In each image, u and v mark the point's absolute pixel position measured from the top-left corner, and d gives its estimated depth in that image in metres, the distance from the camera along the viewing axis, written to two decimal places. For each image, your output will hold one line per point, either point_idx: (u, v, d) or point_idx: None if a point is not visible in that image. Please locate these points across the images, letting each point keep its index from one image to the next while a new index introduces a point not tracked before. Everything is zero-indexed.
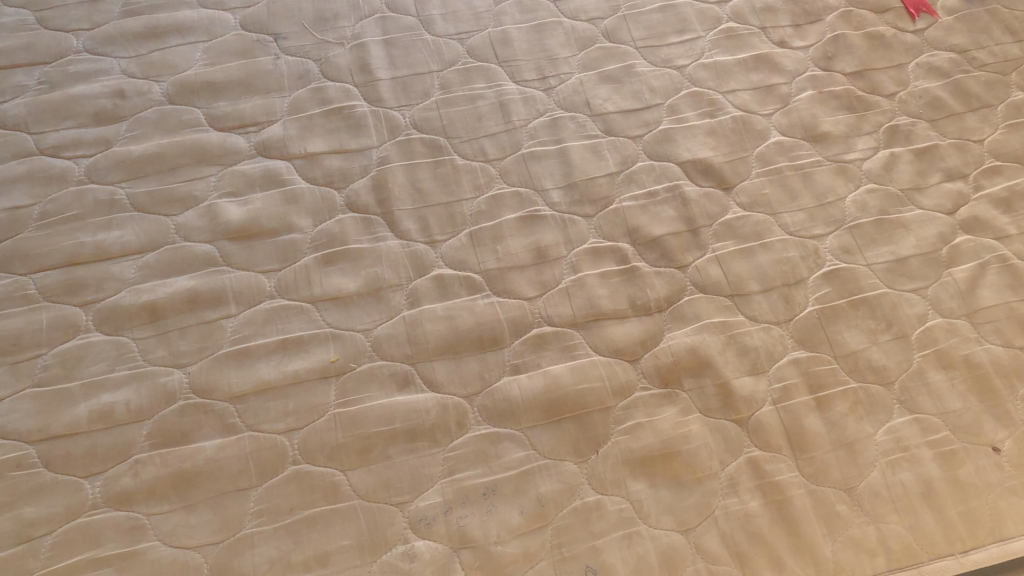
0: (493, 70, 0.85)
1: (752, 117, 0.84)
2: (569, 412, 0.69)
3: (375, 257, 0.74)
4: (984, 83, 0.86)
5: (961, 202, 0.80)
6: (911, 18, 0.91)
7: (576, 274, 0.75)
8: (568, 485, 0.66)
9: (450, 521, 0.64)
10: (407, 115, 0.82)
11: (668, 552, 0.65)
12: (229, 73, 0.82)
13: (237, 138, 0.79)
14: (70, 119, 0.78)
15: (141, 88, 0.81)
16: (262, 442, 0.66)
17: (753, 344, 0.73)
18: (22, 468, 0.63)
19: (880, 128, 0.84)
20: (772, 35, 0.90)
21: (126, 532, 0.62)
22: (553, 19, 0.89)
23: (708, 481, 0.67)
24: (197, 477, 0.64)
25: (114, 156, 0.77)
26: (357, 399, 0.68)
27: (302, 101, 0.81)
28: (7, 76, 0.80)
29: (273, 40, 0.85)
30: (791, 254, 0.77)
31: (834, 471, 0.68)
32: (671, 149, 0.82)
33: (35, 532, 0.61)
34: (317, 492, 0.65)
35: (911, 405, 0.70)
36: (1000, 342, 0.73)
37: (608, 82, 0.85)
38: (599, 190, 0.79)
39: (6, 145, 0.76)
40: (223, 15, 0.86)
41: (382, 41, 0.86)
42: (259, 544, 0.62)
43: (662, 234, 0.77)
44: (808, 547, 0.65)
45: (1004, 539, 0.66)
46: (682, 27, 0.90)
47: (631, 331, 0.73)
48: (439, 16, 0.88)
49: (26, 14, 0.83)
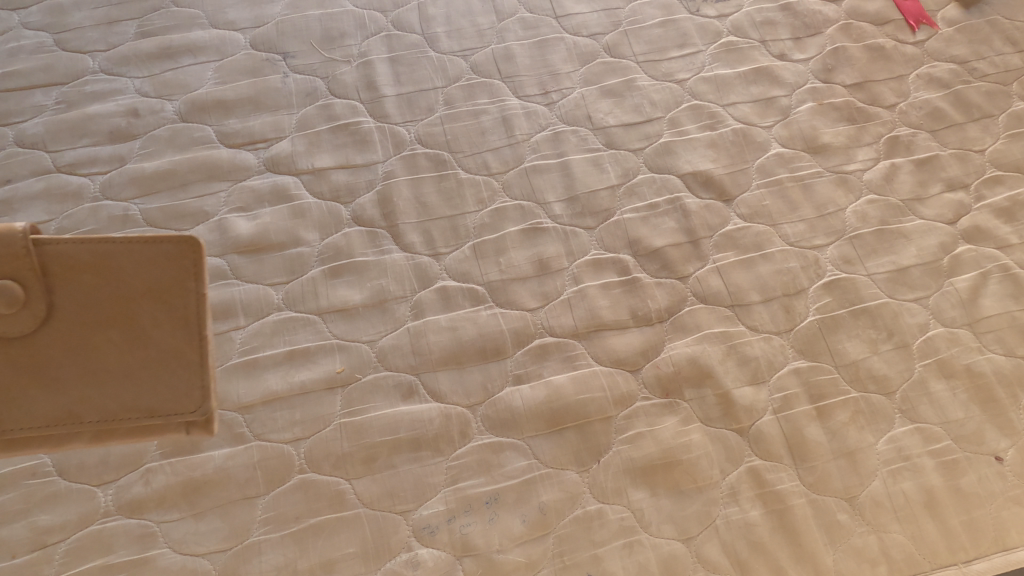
0: (496, 86, 0.87)
1: (752, 130, 0.85)
2: (570, 422, 0.70)
3: (381, 269, 0.76)
4: (985, 93, 0.87)
5: (961, 212, 0.80)
6: (911, 30, 0.92)
7: (577, 285, 0.76)
8: (570, 494, 0.67)
9: (453, 529, 0.65)
10: (412, 131, 0.83)
11: (669, 561, 0.65)
12: (240, 91, 0.84)
13: (247, 154, 0.81)
14: (86, 138, 0.81)
15: (154, 106, 0.83)
16: (270, 452, 0.67)
17: (753, 354, 0.73)
18: (37, 476, 0.65)
19: (880, 139, 0.85)
20: (772, 48, 0.91)
21: (138, 539, 0.63)
22: (555, 35, 0.90)
23: (709, 490, 0.68)
24: (206, 485, 0.66)
25: (129, 172, 0.79)
26: (362, 409, 0.69)
27: (310, 118, 0.83)
28: (26, 96, 0.82)
29: (282, 59, 0.87)
30: (791, 265, 0.77)
31: (835, 480, 0.68)
32: (672, 161, 0.83)
33: (49, 539, 0.63)
34: (322, 500, 0.66)
35: (913, 414, 0.71)
36: (1002, 352, 0.73)
37: (609, 96, 0.87)
38: (600, 203, 0.80)
39: (25, 163, 0.79)
40: (233, 35, 0.88)
41: (388, 58, 0.88)
42: (266, 551, 0.63)
43: (662, 245, 0.78)
44: (809, 556, 0.65)
45: (1007, 549, 0.66)
46: (683, 41, 0.91)
47: (632, 342, 0.74)
48: (443, 34, 0.90)
49: (45, 36, 0.86)
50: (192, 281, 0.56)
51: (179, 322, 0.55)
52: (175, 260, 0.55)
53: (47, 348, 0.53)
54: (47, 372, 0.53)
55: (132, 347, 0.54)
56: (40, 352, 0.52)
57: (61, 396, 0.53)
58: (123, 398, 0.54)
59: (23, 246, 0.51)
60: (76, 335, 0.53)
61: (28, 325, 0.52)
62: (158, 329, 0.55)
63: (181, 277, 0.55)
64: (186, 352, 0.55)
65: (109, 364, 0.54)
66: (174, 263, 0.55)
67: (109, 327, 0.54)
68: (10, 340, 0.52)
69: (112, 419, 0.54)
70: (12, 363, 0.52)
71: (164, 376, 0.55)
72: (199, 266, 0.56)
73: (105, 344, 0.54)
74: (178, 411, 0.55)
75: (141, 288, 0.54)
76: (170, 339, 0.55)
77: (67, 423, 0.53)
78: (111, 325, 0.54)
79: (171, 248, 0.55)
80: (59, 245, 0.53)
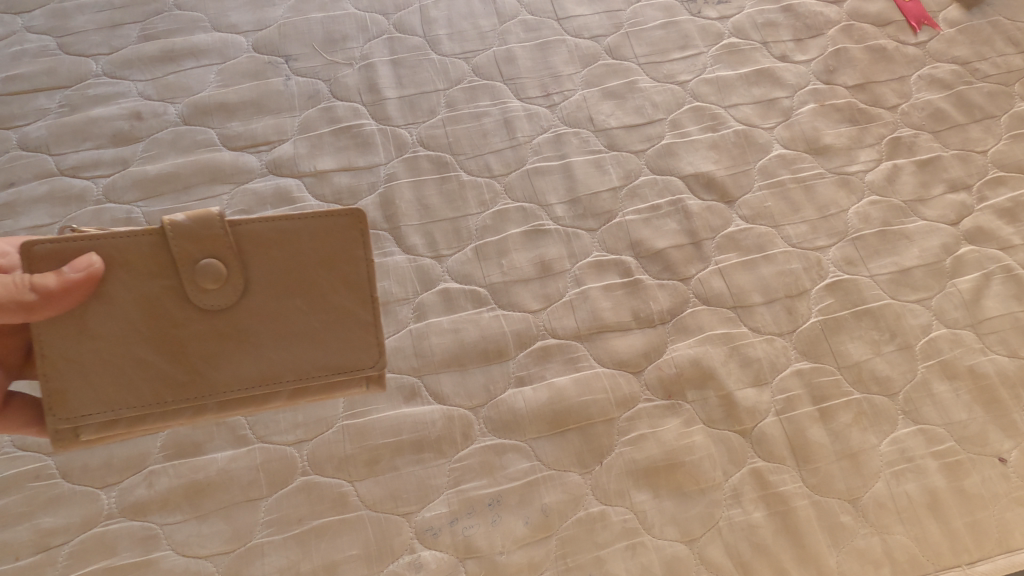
0: (498, 88, 0.87)
1: (753, 131, 0.85)
2: (574, 424, 0.70)
3: (383, 271, 0.76)
4: (987, 94, 0.87)
5: (964, 213, 0.80)
6: (913, 31, 0.92)
7: (580, 287, 0.76)
8: (573, 496, 0.67)
9: (456, 531, 0.65)
10: (414, 133, 0.84)
11: (672, 563, 0.65)
12: (242, 94, 0.85)
13: (249, 157, 0.81)
14: (89, 141, 0.81)
15: (157, 109, 0.83)
16: (272, 454, 0.67)
17: (756, 355, 0.73)
18: (41, 479, 0.65)
19: (882, 140, 0.85)
20: (774, 50, 0.91)
21: (141, 542, 0.63)
22: (557, 37, 0.91)
23: (712, 492, 0.68)
24: (209, 487, 0.66)
25: (132, 175, 0.79)
26: (365, 411, 0.70)
27: (312, 121, 0.84)
28: (29, 100, 0.83)
29: (284, 62, 0.87)
30: (794, 266, 0.77)
31: (838, 481, 0.68)
32: (674, 163, 0.83)
33: (52, 541, 0.63)
34: (325, 503, 0.66)
35: (916, 415, 0.71)
36: (1005, 353, 0.73)
37: (611, 98, 0.87)
38: (602, 204, 0.80)
39: (29, 166, 0.79)
40: (236, 38, 0.88)
41: (390, 61, 0.88)
42: (268, 553, 0.63)
43: (665, 247, 0.78)
44: (812, 558, 0.65)
45: (1011, 551, 0.66)
46: (684, 43, 0.91)
47: (635, 343, 0.74)
48: (445, 36, 0.90)
49: (48, 40, 0.86)
50: (361, 248, 0.60)
51: (351, 286, 0.60)
52: (340, 229, 0.59)
53: (247, 319, 0.58)
54: (245, 339, 0.58)
55: (312, 311, 0.59)
56: (237, 322, 0.58)
57: (258, 360, 0.58)
58: (311, 357, 0.59)
59: (221, 229, 0.57)
60: (267, 305, 0.58)
61: (227, 298, 0.57)
62: (335, 292, 0.59)
63: (350, 245, 0.59)
64: (359, 315, 0.60)
65: (297, 329, 0.59)
66: (342, 233, 0.59)
67: (293, 294, 0.58)
68: (212, 313, 0.57)
69: (305, 377, 0.59)
70: (219, 334, 0.57)
71: (343, 336, 0.60)
72: (363, 234, 0.60)
73: (288, 312, 0.59)
74: (360, 366, 0.60)
75: (316, 259, 0.59)
76: (346, 304, 0.60)
77: (265, 384, 0.58)
78: (294, 293, 0.58)
79: (337, 219, 0.59)
80: (246, 223, 0.58)
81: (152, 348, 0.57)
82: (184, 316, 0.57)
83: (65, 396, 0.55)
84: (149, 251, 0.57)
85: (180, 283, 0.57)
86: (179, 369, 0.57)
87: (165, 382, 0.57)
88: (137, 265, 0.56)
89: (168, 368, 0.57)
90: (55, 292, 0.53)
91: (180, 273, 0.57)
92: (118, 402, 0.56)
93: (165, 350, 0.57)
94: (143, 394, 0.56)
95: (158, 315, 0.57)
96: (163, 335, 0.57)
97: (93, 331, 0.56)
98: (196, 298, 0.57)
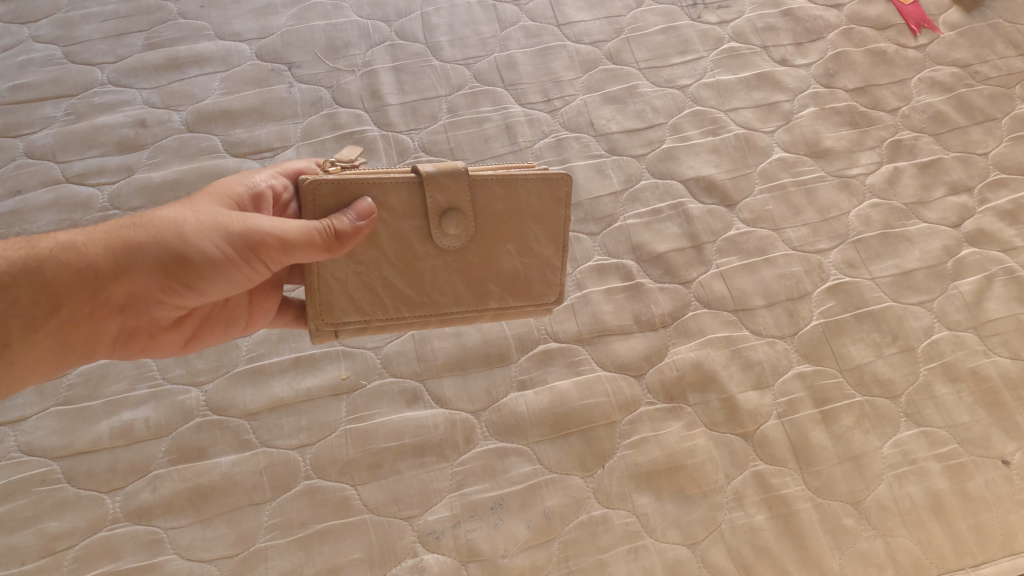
0: (500, 94, 0.87)
1: (754, 135, 0.86)
2: (575, 426, 0.70)
3: None
4: (987, 97, 0.87)
5: (966, 216, 0.80)
6: (913, 34, 0.93)
7: (581, 291, 0.77)
8: (575, 499, 0.67)
9: (458, 535, 0.65)
10: (417, 139, 0.84)
11: (674, 565, 0.65)
12: (246, 101, 0.85)
13: (253, 163, 0.82)
14: (94, 149, 0.82)
15: (162, 117, 0.84)
16: (275, 458, 0.68)
17: (758, 358, 0.73)
18: (47, 483, 0.66)
19: (882, 143, 0.85)
20: (774, 54, 0.91)
21: (145, 546, 0.64)
22: (558, 43, 0.91)
23: (714, 494, 0.68)
24: (213, 491, 0.66)
25: (136, 182, 0.80)
26: (367, 414, 0.70)
27: (315, 127, 0.84)
28: (36, 108, 0.84)
29: (287, 69, 0.88)
30: (794, 269, 0.77)
31: (840, 484, 0.68)
32: (674, 167, 0.84)
33: (58, 545, 0.63)
34: (328, 507, 0.66)
35: (919, 418, 0.71)
36: (1008, 355, 0.73)
37: (612, 102, 0.87)
38: (604, 208, 0.81)
39: (35, 174, 0.80)
40: (239, 46, 0.89)
41: (392, 67, 0.89)
42: (272, 557, 0.64)
43: (666, 250, 0.79)
44: (815, 561, 0.65)
45: (1015, 553, 0.66)
46: (684, 47, 0.92)
47: (636, 346, 0.74)
48: (447, 42, 0.91)
49: (54, 49, 0.87)
50: (564, 206, 0.64)
51: (559, 236, 0.64)
52: (558, 187, 0.63)
53: (468, 258, 0.61)
54: (469, 274, 0.62)
55: (522, 255, 0.63)
56: (463, 261, 0.61)
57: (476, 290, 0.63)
58: (514, 289, 0.64)
59: (466, 179, 0.59)
60: (486, 248, 0.62)
61: (462, 243, 0.60)
62: (540, 242, 0.64)
63: (558, 204, 0.63)
64: (552, 261, 0.65)
65: (505, 269, 0.63)
66: (554, 193, 0.63)
67: (509, 241, 0.63)
68: (446, 253, 0.60)
69: (508, 306, 0.64)
70: (448, 267, 0.61)
71: (545, 276, 0.65)
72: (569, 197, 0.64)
73: (504, 255, 0.63)
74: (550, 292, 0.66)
75: (530, 212, 0.62)
76: (547, 251, 0.64)
77: (475, 309, 0.63)
78: (507, 239, 0.62)
79: (552, 180, 0.63)
80: (484, 177, 0.60)
81: (396, 273, 0.60)
82: (423, 251, 0.60)
83: (329, 305, 0.59)
84: (406, 195, 0.59)
85: (425, 226, 0.59)
86: (416, 291, 0.60)
87: (404, 301, 0.60)
88: (393, 207, 0.58)
89: (408, 290, 0.60)
90: (348, 236, 0.55)
91: (429, 219, 0.59)
92: (369, 312, 0.60)
93: (408, 276, 0.60)
94: (387, 309, 0.60)
95: (406, 249, 0.60)
96: (408, 264, 0.60)
97: (359, 258, 0.59)
98: (437, 239, 0.59)
